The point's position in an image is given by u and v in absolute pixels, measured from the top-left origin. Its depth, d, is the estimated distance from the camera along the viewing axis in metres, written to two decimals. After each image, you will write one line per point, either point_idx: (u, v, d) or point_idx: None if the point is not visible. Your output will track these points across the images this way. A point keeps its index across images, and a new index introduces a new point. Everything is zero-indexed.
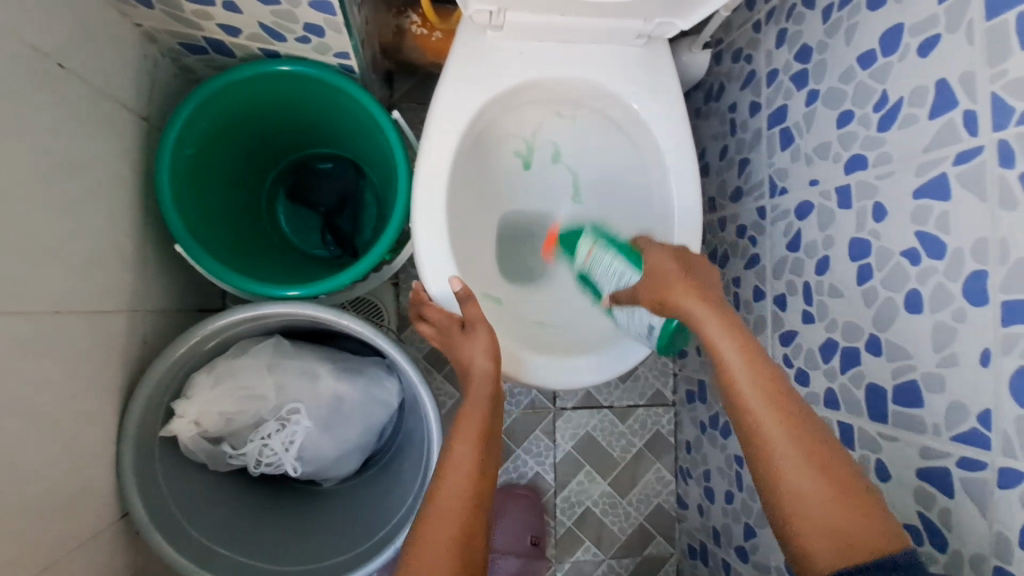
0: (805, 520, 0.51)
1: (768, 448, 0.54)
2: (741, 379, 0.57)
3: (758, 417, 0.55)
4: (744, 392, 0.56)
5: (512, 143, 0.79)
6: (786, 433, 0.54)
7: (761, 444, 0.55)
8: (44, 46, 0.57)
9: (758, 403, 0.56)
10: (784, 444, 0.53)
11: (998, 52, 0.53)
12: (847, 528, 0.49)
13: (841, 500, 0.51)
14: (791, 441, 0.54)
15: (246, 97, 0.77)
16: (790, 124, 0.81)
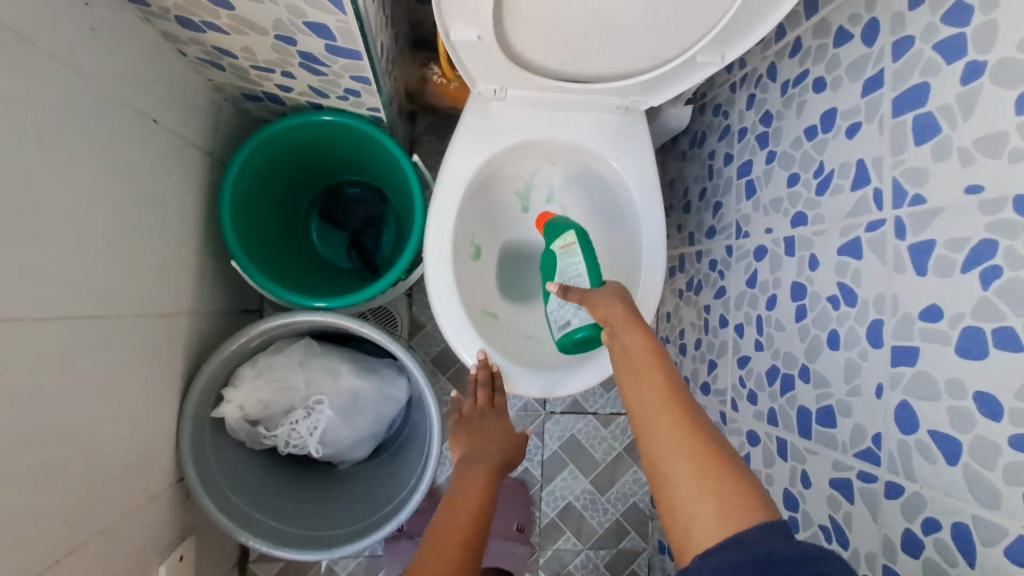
0: (680, 494, 0.50)
1: (652, 431, 0.56)
2: (640, 371, 0.62)
3: (648, 401, 0.58)
4: (642, 382, 0.60)
5: (513, 185, 0.93)
6: (672, 414, 0.56)
7: (650, 426, 0.56)
8: (144, 106, 0.73)
9: (652, 390, 0.59)
10: (668, 425, 0.55)
11: (900, 144, 0.66)
12: (717, 498, 0.48)
13: (715, 473, 0.50)
14: (672, 421, 0.55)
15: (293, 138, 0.92)
16: (754, 177, 0.93)
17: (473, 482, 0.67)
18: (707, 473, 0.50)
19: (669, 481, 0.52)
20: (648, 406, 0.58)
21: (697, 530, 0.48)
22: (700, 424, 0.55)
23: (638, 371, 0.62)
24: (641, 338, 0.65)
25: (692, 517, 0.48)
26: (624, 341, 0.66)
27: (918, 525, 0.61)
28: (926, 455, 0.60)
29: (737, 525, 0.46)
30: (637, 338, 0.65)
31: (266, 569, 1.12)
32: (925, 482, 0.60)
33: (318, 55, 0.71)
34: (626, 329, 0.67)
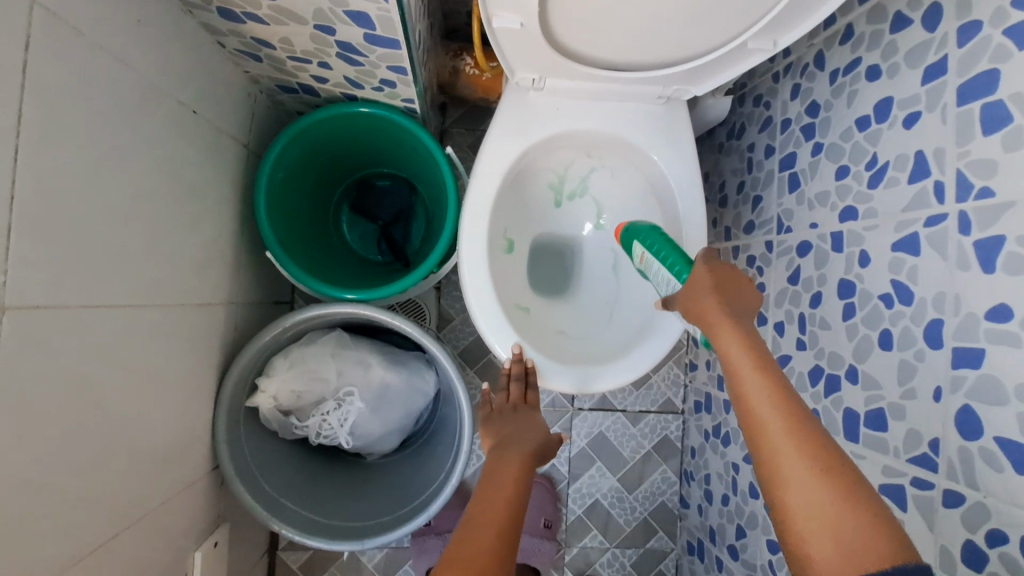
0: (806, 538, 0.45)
1: (769, 458, 0.50)
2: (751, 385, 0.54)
3: (763, 423, 0.51)
4: (753, 399, 0.53)
5: (547, 177, 0.91)
6: (793, 443, 0.49)
7: (768, 453, 0.50)
8: (185, 98, 0.73)
9: (767, 410, 0.52)
10: (790, 456, 0.48)
11: (964, 135, 0.62)
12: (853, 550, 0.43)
13: (851, 520, 0.44)
14: (796, 452, 0.48)
15: (328, 129, 0.91)
16: (798, 170, 0.90)
17: (496, 478, 0.62)
18: (840, 518, 0.45)
19: (792, 521, 0.46)
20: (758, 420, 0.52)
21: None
22: (827, 454, 0.48)
23: (746, 384, 0.54)
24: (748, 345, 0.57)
25: (812, 551, 0.45)
26: (726, 343, 0.58)
27: (981, 536, 0.58)
28: (992, 463, 0.56)
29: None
30: (741, 346, 0.57)
31: (295, 558, 1.13)
32: (990, 492, 0.57)
33: (356, 45, 0.70)
34: (727, 331, 0.58)
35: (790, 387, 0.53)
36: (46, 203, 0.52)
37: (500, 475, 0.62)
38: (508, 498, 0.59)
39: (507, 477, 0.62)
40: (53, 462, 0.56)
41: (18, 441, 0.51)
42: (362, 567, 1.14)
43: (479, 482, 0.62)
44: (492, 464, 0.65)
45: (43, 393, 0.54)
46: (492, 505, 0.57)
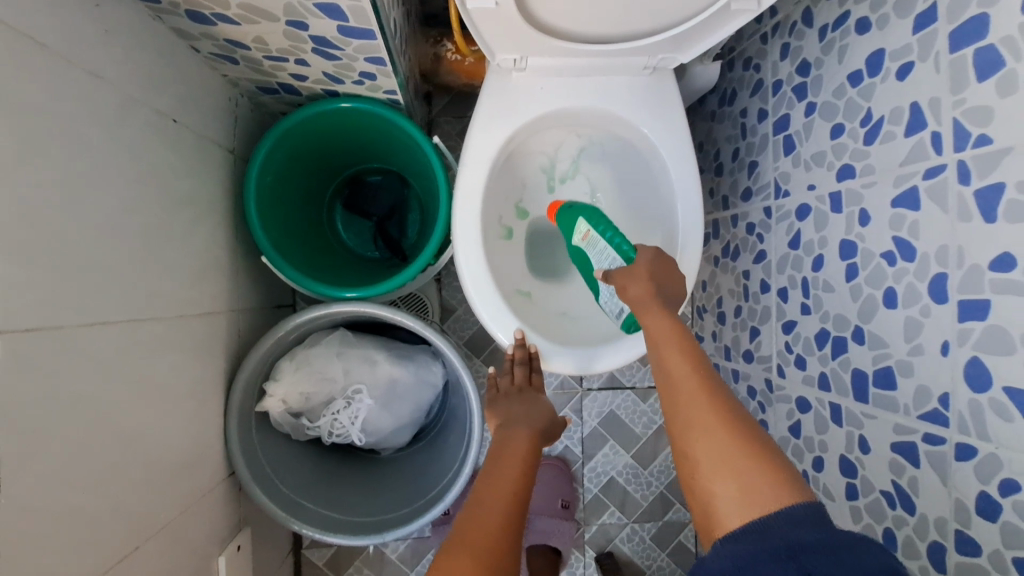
0: (701, 475, 0.49)
1: (675, 408, 0.55)
2: (663, 349, 0.60)
3: (678, 387, 0.56)
4: (667, 364, 0.58)
5: (537, 159, 0.91)
6: (697, 391, 0.54)
7: (677, 406, 0.55)
8: (164, 108, 0.72)
9: (688, 384, 0.55)
10: (695, 406, 0.53)
11: (959, 82, 0.60)
12: (741, 479, 0.46)
13: (742, 453, 0.48)
14: (697, 397, 0.54)
15: (313, 127, 0.90)
16: (792, 132, 0.88)
17: (502, 468, 0.61)
18: (732, 454, 0.48)
19: (692, 460, 0.50)
20: (679, 385, 0.56)
21: (721, 513, 0.46)
22: (736, 418, 0.51)
23: (669, 362, 0.58)
24: (667, 317, 0.63)
25: (716, 497, 0.47)
26: (651, 325, 0.63)
27: (994, 486, 0.57)
28: (1002, 413, 0.56)
29: (769, 510, 0.44)
30: (662, 320, 0.63)
31: (320, 555, 1.15)
32: (1002, 443, 0.56)
33: (331, 39, 0.69)
34: (649, 308, 0.65)
35: (701, 351, 0.59)
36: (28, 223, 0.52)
37: (503, 465, 0.62)
38: (513, 489, 0.58)
39: (514, 467, 0.62)
40: (62, 479, 0.55)
41: (26, 462, 0.51)
42: (387, 559, 1.16)
43: (486, 466, 0.63)
44: (501, 448, 0.67)
45: (46, 412, 0.54)
46: (501, 485, 0.58)
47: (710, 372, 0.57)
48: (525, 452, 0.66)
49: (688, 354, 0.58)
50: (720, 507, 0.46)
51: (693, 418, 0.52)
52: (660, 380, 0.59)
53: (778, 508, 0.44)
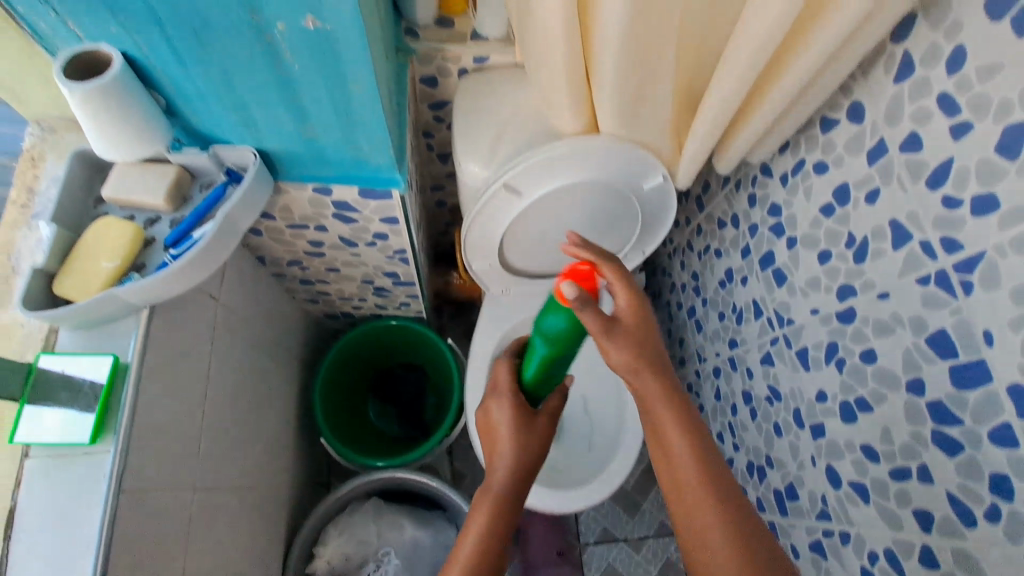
0: (708, 563, 0.55)
1: (673, 480, 0.59)
2: (661, 403, 0.61)
3: (673, 458, 0.59)
4: (665, 438, 0.60)
5: (523, 350, 1.27)
6: (698, 474, 0.57)
7: (674, 482, 0.58)
8: (277, 338, 1.08)
9: (681, 454, 0.58)
10: (694, 492, 0.57)
11: (769, 287, 0.99)
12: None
13: (738, 552, 0.54)
14: (698, 483, 0.57)
15: (363, 340, 1.26)
16: (698, 318, 1.28)
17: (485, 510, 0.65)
18: (733, 543, 0.54)
19: (693, 529, 0.56)
20: (677, 456, 0.58)
21: None
22: (733, 500, 0.56)
23: (661, 426, 0.60)
24: (648, 375, 0.62)
25: None
26: (635, 375, 0.62)
27: (868, 559, 0.79)
28: (854, 501, 0.81)
29: None
30: (642, 375, 0.62)
31: None
32: (862, 524, 0.80)
33: (386, 288, 1.09)
34: (642, 368, 0.62)
35: (689, 408, 0.61)
36: (224, 416, 0.82)
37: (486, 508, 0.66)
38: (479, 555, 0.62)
39: (500, 515, 0.65)
40: None
41: None
42: None
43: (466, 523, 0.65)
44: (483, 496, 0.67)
45: None
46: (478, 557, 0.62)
47: (706, 440, 0.59)
48: (514, 492, 0.68)
49: (675, 405, 0.60)
50: None
51: (693, 506, 0.56)
52: (653, 433, 0.61)
53: None
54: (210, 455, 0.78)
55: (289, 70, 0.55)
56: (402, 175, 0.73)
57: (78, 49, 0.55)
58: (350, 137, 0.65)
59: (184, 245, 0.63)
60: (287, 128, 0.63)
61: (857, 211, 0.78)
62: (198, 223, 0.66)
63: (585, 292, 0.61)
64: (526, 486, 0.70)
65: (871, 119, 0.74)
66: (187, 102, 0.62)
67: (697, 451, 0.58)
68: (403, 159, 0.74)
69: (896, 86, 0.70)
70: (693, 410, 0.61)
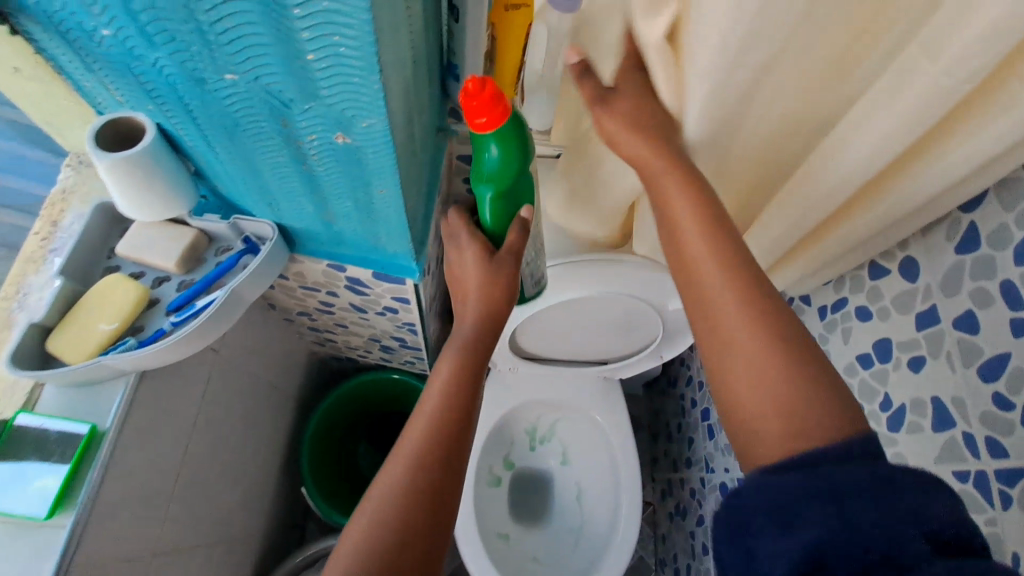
0: (742, 383, 0.46)
1: (723, 362, 0.48)
2: (713, 271, 0.50)
3: (722, 330, 0.48)
4: (712, 305, 0.49)
5: (524, 426, 1.23)
6: (751, 330, 0.47)
7: (716, 329, 0.49)
8: (277, 382, 1.06)
9: (723, 302, 0.49)
10: (732, 323, 0.48)
11: None
12: (807, 404, 0.44)
13: (785, 363, 0.46)
14: (749, 326, 0.47)
15: (363, 388, 1.24)
16: (711, 423, 1.22)
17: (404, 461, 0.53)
18: (778, 371, 0.45)
19: (729, 377, 0.47)
20: (728, 330, 0.48)
21: (760, 449, 0.44)
22: (798, 342, 0.46)
23: (711, 302, 0.50)
24: (701, 242, 0.51)
25: (759, 433, 0.44)
26: (695, 285, 0.51)
27: None
28: None
29: (806, 435, 0.42)
30: (696, 247, 0.52)
31: None
32: None
33: (393, 348, 1.07)
34: (696, 256, 0.51)
35: (764, 302, 0.48)
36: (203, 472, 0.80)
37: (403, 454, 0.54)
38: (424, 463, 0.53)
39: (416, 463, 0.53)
40: None
41: None
42: None
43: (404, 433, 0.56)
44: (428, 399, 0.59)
45: None
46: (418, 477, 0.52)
47: (771, 298, 0.49)
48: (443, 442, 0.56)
49: (707, 223, 0.52)
50: (766, 422, 0.44)
51: (734, 347, 0.47)
52: (700, 324, 0.50)
53: (833, 437, 0.42)
54: (176, 513, 0.77)
55: (314, 171, 0.53)
56: (419, 264, 0.70)
57: (116, 116, 0.55)
58: (370, 229, 0.63)
59: (186, 313, 0.62)
60: (308, 213, 0.62)
61: (897, 373, 0.72)
62: (204, 290, 0.64)
63: (492, 101, 0.54)
64: (465, 431, 0.57)
65: (924, 281, 0.69)
66: (215, 175, 0.61)
67: (748, 300, 0.48)
68: (423, 247, 0.71)
69: (956, 256, 0.64)
70: (778, 307, 0.49)
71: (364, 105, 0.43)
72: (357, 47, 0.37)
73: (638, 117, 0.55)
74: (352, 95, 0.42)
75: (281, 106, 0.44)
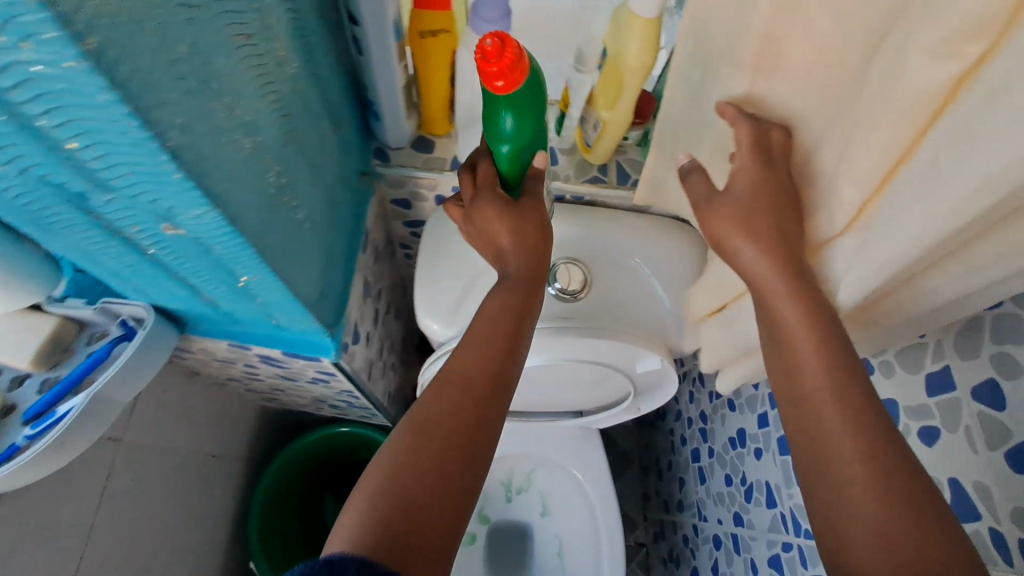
0: (843, 493, 0.39)
1: (823, 456, 0.40)
2: (813, 358, 0.43)
3: (818, 423, 0.41)
4: (809, 393, 0.42)
5: (498, 477, 1.12)
6: (849, 429, 0.40)
7: (811, 426, 0.42)
8: (216, 449, 0.96)
9: (822, 389, 0.42)
10: (829, 418, 0.41)
11: (786, 478, 0.82)
12: (923, 534, 0.35)
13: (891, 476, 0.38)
14: (848, 425, 0.40)
15: (319, 442, 1.13)
16: (702, 465, 1.11)
17: (441, 413, 0.44)
18: (881, 485, 0.38)
19: (830, 481, 0.40)
20: (827, 428, 0.41)
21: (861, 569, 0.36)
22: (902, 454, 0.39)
23: (810, 392, 0.42)
24: (799, 320, 0.44)
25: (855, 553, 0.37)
26: (795, 371, 0.44)
27: None
28: None
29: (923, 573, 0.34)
30: (797, 330, 0.44)
31: None
32: None
33: (342, 405, 0.96)
34: (797, 338, 0.44)
35: (869, 400, 0.41)
36: None
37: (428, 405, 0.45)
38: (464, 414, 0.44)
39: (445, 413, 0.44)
40: None
41: None
42: None
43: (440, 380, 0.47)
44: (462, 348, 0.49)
45: None
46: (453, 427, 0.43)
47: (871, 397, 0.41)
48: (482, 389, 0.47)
49: (822, 338, 0.43)
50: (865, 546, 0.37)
51: (833, 446, 0.40)
52: (794, 417, 0.43)
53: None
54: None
55: (162, 260, 0.42)
56: (334, 340, 0.59)
57: None
58: (263, 311, 0.53)
59: (44, 423, 0.51)
60: (184, 297, 0.51)
61: (905, 442, 0.61)
62: (70, 390, 0.54)
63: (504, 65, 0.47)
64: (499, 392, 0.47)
65: (935, 336, 0.57)
66: None
67: (846, 398, 0.41)
68: (340, 318, 0.61)
69: (974, 310, 0.53)
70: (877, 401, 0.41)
71: (174, 197, 0.33)
72: (124, 132, 0.28)
73: (758, 159, 0.45)
74: (152, 189, 0.32)
75: (76, 200, 0.34)
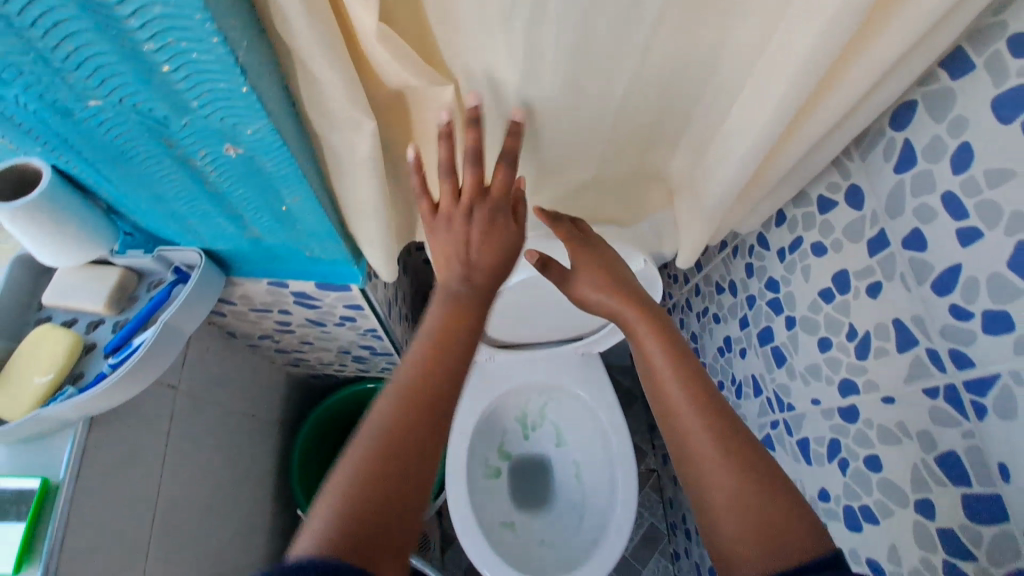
0: (698, 468, 0.51)
1: (680, 434, 0.54)
2: (667, 355, 0.59)
3: (673, 406, 0.55)
4: (660, 378, 0.58)
5: (514, 414, 1.21)
6: (695, 403, 0.54)
7: (668, 412, 0.56)
8: (257, 411, 1.04)
9: (671, 382, 0.57)
10: (678, 399, 0.55)
11: (768, 364, 0.92)
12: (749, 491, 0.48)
13: (719, 441, 0.52)
14: (696, 398, 0.55)
15: (344, 401, 1.22)
16: None
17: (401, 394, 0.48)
18: (722, 449, 0.51)
19: (689, 459, 0.53)
20: (680, 406, 0.55)
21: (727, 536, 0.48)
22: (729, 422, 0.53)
23: (664, 381, 0.57)
24: (653, 336, 0.61)
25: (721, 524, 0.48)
26: (648, 362, 0.60)
27: None
28: None
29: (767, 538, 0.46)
30: (651, 343, 0.61)
31: None
32: None
33: (364, 356, 1.04)
34: (649, 344, 0.61)
35: (698, 369, 0.57)
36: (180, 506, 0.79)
37: (403, 380, 0.49)
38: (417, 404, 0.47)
39: (427, 381, 0.49)
40: None
41: None
42: None
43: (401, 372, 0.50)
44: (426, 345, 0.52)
45: None
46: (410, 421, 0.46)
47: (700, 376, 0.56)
48: (445, 369, 0.50)
49: (670, 345, 0.60)
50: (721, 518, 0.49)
51: (686, 420, 0.54)
52: (661, 407, 0.58)
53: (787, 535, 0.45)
54: (155, 564, 0.75)
55: (219, 188, 0.53)
56: (361, 268, 0.69)
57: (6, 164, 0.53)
58: (299, 240, 0.62)
59: (122, 354, 0.60)
60: (231, 232, 0.61)
61: (857, 302, 0.71)
62: (138, 328, 0.62)
63: None
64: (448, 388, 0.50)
65: (870, 207, 0.68)
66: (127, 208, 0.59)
67: (689, 385, 0.56)
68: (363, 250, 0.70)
69: (897, 175, 0.63)
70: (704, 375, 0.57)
71: (240, 114, 0.42)
72: (212, 52, 0.37)
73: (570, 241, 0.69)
74: (222, 106, 0.42)
75: (158, 125, 0.44)
